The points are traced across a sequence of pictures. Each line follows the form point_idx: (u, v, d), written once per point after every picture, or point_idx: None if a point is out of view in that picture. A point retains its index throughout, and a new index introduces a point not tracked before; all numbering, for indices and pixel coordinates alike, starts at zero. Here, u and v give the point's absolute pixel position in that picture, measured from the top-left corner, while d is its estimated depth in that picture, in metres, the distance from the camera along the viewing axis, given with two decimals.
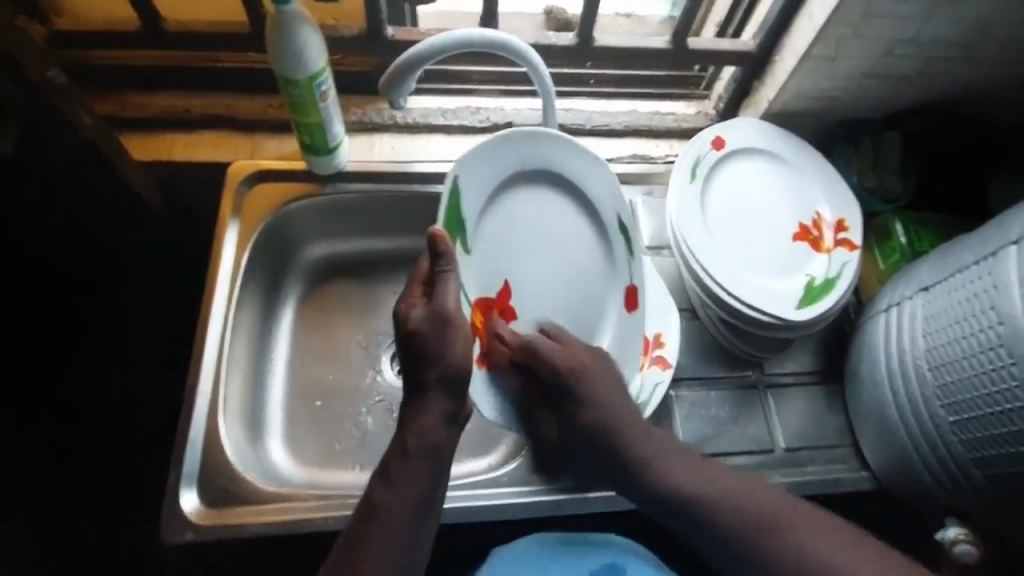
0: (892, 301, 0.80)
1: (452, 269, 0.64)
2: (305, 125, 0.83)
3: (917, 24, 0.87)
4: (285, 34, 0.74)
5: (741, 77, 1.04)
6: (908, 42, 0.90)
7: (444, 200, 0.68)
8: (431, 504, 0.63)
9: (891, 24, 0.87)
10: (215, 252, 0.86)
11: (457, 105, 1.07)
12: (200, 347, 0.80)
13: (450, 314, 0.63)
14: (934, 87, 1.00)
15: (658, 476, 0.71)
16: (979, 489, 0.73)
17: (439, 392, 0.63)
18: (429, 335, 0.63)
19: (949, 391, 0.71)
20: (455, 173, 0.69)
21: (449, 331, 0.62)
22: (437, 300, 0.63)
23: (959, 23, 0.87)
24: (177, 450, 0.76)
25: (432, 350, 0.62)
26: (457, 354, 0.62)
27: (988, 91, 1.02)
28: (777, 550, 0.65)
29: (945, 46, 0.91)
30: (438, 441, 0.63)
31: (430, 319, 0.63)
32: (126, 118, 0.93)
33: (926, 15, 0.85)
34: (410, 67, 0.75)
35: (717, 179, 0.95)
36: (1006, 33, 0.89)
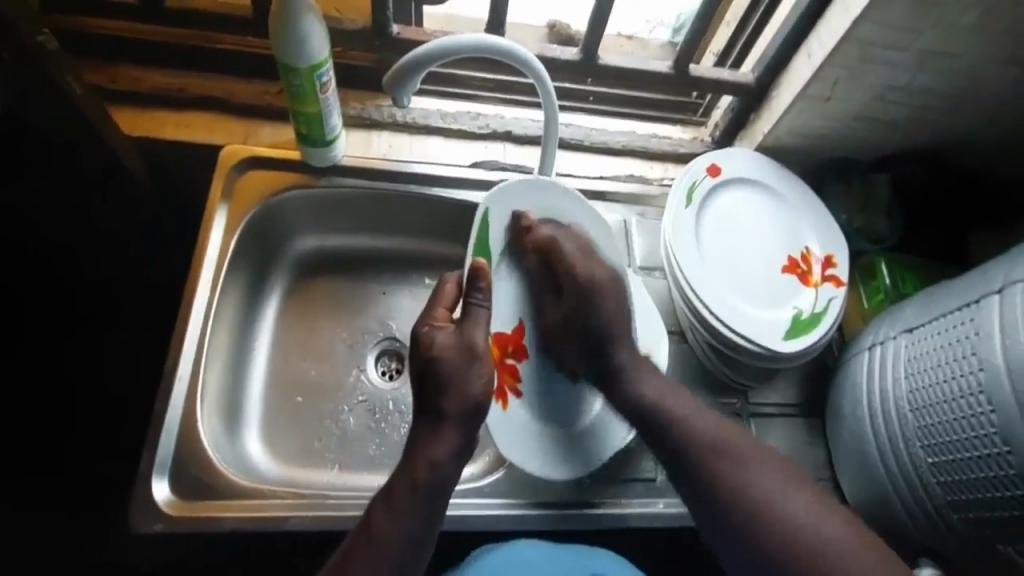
0: (877, 340, 0.81)
1: (486, 304, 0.66)
2: (303, 115, 0.81)
3: (910, 73, 0.90)
4: (289, 20, 0.72)
5: (739, 108, 1.06)
6: (900, 89, 0.93)
7: (473, 229, 0.74)
8: (428, 535, 0.64)
9: (885, 70, 0.90)
10: (202, 236, 0.83)
11: (456, 109, 1.07)
12: (180, 332, 0.77)
13: (478, 349, 0.64)
14: (919, 134, 1.04)
15: (624, 385, 0.77)
16: (953, 530, 0.74)
17: (452, 423, 0.64)
18: (453, 366, 0.63)
19: (929, 433, 0.72)
20: (484, 205, 0.75)
21: (474, 365, 0.64)
22: (466, 332, 0.65)
23: (948, 75, 0.90)
24: (151, 436, 0.73)
25: (455, 380, 0.63)
26: (476, 392, 0.64)
27: (971, 143, 1.06)
28: (718, 474, 0.69)
29: (933, 95, 0.94)
30: (445, 477, 0.64)
31: (455, 348, 0.64)
32: (115, 90, 0.89)
33: (917, 65, 0.88)
34: (415, 67, 0.74)
35: (713, 206, 0.96)
36: (989, 89, 0.93)
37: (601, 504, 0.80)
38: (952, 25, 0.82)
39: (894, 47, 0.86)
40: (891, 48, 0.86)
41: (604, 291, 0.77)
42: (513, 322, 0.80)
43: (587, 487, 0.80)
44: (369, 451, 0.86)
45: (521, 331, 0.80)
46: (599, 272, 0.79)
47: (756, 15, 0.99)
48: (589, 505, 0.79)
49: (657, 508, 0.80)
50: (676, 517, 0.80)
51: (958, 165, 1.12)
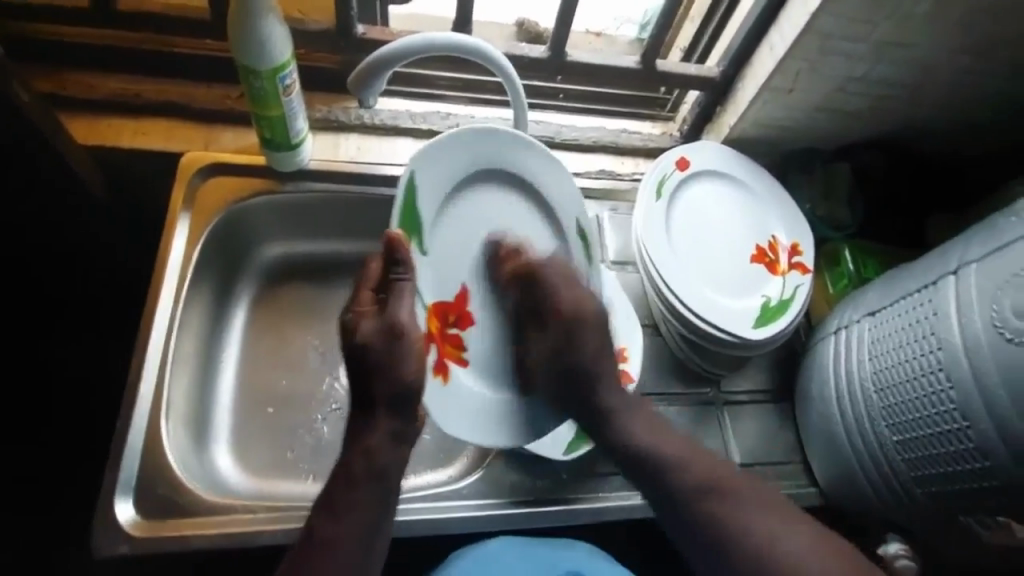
0: (842, 324, 0.84)
1: (408, 278, 0.63)
2: (266, 118, 0.79)
3: (866, 64, 0.93)
4: (248, 21, 0.70)
5: (705, 102, 1.08)
6: (858, 80, 0.96)
7: (398, 195, 0.66)
8: (383, 524, 0.64)
9: (843, 62, 0.92)
10: (164, 246, 0.81)
11: (426, 109, 1.06)
12: (141, 345, 0.75)
13: (402, 329, 0.62)
14: (878, 123, 1.07)
15: (618, 429, 0.74)
16: (917, 505, 0.77)
17: (385, 407, 0.65)
18: (380, 349, 0.62)
19: (893, 412, 0.75)
20: (409, 170, 0.67)
21: (399, 343, 0.62)
22: (389, 310, 0.62)
23: (903, 65, 0.93)
24: (113, 456, 0.70)
25: (382, 363, 0.62)
26: (409, 369, 0.63)
27: (927, 130, 1.10)
28: (716, 519, 0.67)
29: (890, 85, 0.97)
30: (383, 464, 0.64)
31: (382, 331, 0.63)
32: (66, 97, 0.86)
33: (874, 57, 0.91)
34: (381, 67, 0.74)
35: (683, 198, 0.97)
36: (943, 78, 0.97)
37: (581, 498, 0.80)
38: (904, 18, 0.84)
39: (850, 39, 0.88)
40: (848, 40, 0.88)
41: (590, 329, 0.75)
42: (456, 287, 0.72)
43: (564, 484, 0.81)
44: None
45: (464, 296, 0.72)
46: (586, 303, 0.75)
47: (719, 10, 1.01)
48: (569, 499, 0.80)
49: (636, 500, 0.81)
50: (654, 508, 0.81)
51: (916, 153, 1.15)
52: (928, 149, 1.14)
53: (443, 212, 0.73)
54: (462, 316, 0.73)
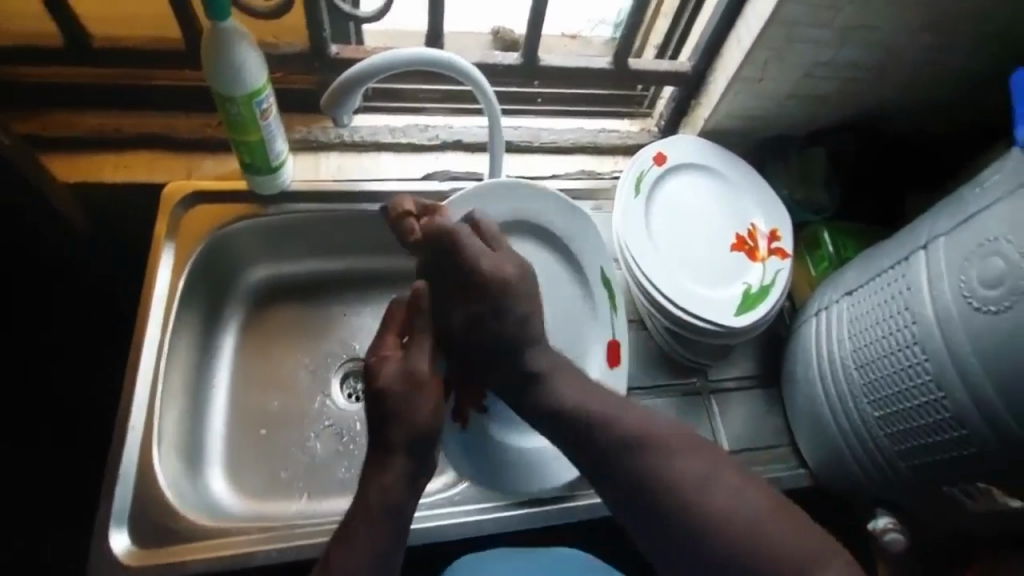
0: (822, 305, 0.85)
1: (427, 331, 0.70)
2: (245, 143, 0.81)
3: (832, 49, 0.94)
4: (221, 50, 0.72)
5: (679, 97, 1.10)
6: (826, 64, 0.97)
7: (435, 243, 0.78)
8: (392, 563, 0.64)
9: (809, 48, 0.94)
10: (149, 276, 0.82)
11: (405, 123, 1.08)
12: (132, 375, 0.76)
13: (421, 376, 0.68)
14: (850, 106, 1.09)
15: (609, 454, 0.68)
16: (901, 479, 0.78)
17: (401, 451, 0.66)
18: (398, 395, 0.66)
19: (874, 388, 0.76)
20: (447, 217, 0.79)
21: (418, 393, 0.67)
22: (408, 358, 0.68)
23: (868, 48, 0.95)
24: (106, 487, 0.71)
25: (398, 409, 0.66)
26: (423, 417, 0.67)
27: (898, 111, 1.12)
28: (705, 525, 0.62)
29: (858, 68, 0.99)
30: (399, 502, 0.65)
31: (401, 377, 0.67)
32: (47, 137, 0.88)
33: (839, 40, 0.93)
34: (353, 85, 0.75)
35: (661, 193, 0.99)
36: (908, 57, 0.99)
37: (576, 496, 0.81)
38: (865, 1, 0.86)
39: (814, 25, 0.90)
40: (813, 27, 0.90)
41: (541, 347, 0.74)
42: None
43: (556, 485, 0.82)
44: (340, 474, 0.86)
45: None
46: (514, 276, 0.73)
47: (688, 6, 1.03)
48: (565, 498, 0.81)
49: None
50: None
51: (889, 133, 1.17)
52: (900, 129, 1.16)
53: None
54: None
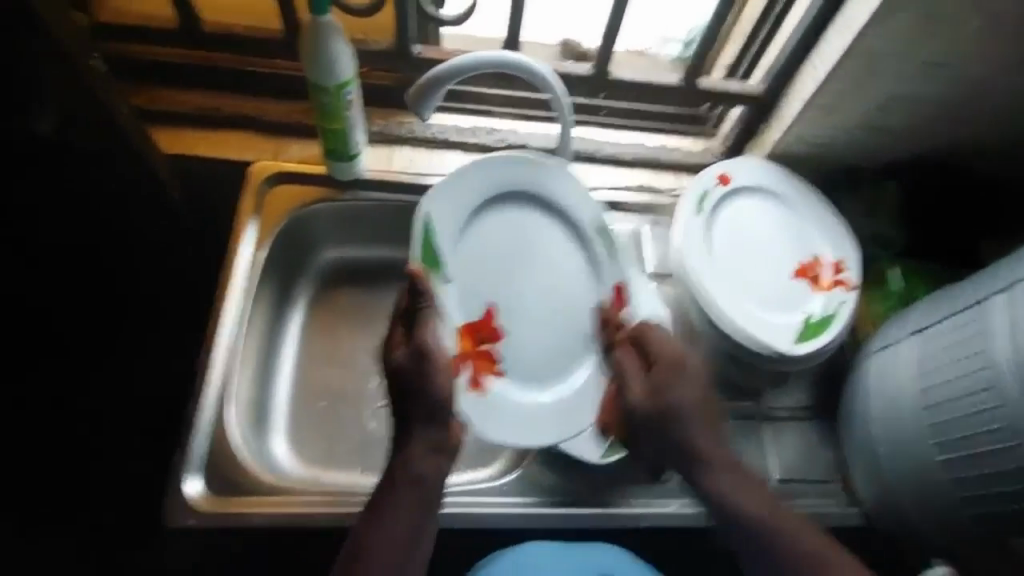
0: (886, 341, 0.83)
1: (430, 304, 0.70)
2: (331, 130, 0.86)
3: (916, 81, 0.92)
4: (319, 42, 0.77)
5: (748, 119, 1.09)
6: (908, 97, 0.95)
7: (415, 234, 0.76)
8: (425, 532, 0.67)
9: (892, 79, 0.92)
10: (234, 246, 0.88)
11: (475, 125, 1.11)
12: (212, 337, 0.82)
13: (429, 350, 0.68)
14: (928, 141, 1.06)
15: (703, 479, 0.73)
16: (965, 529, 0.74)
17: (420, 423, 0.69)
18: (412, 374, 0.68)
19: (938, 431, 0.73)
20: (425, 210, 0.77)
21: (429, 366, 0.68)
22: (416, 335, 0.69)
23: (955, 82, 0.92)
24: (185, 437, 0.76)
25: (415, 385, 0.68)
26: (439, 385, 0.68)
27: (979, 149, 1.08)
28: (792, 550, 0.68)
29: (941, 103, 0.96)
30: (427, 475, 0.68)
31: (412, 354, 0.69)
32: (155, 112, 0.95)
33: (924, 72, 0.90)
34: (435, 84, 0.79)
35: (725, 212, 0.98)
36: (997, 95, 0.95)
37: (621, 502, 0.82)
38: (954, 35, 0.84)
39: (899, 57, 0.88)
40: (898, 57, 0.88)
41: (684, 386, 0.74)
42: (482, 307, 0.80)
43: (600, 492, 0.82)
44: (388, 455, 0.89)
45: (489, 315, 0.79)
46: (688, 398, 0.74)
47: (764, 30, 1.02)
48: (611, 504, 0.81)
49: (672, 509, 0.82)
50: (691, 517, 0.81)
51: (967, 172, 1.13)
52: (979, 168, 1.12)
53: (467, 244, 0.81)
54: (491, 333, 0.79)
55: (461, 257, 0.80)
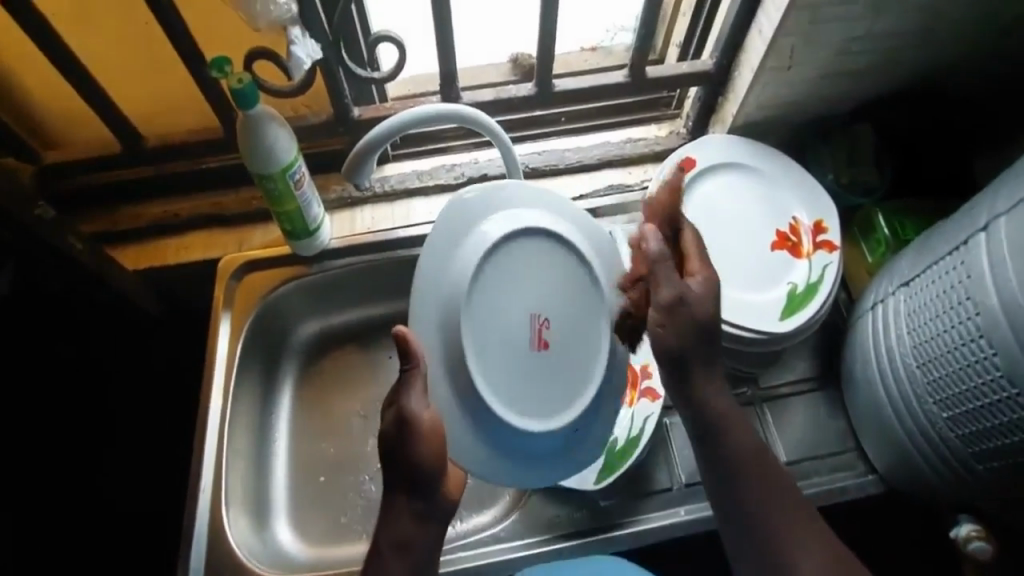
0: (878, 299, 0.80)
1: (416, 370, 0.63)
2: (284, 214, 0.88)
3: (868, 21, 0.88)
4: (253, 136, 0.79)
5: (705, 95, 1.07)
6: (864, 38, 0.91)
7: None
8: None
9: (840, 26, 0.88)
10: (211, 340, 0.90)
11: (433, 165, 1.13)
12: (201, 432, 0.85)
13: (412, 418, 0.63)
14: (900, 74, 1.01)
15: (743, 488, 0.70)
16: (980, 483, 0.72)
17: (407, 490, 0.66)
18: (395, 440, 0.64)
19: (938, 388, 0.71)
20: None
21: (411, 437, 0.63)
22: (401, 402, 0.63)
23: (909, 15, 0.88)
24: (184, 545, 0.80)
25: (399, 451, 0.64)
26: (420, 456, 0.64)
27: (960, 69, 1.02)
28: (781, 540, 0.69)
29: (901, 35, 0.92)
30: (409, 538, 0.67)
31: (397, 422, 0.64)
32: (118, 233, 1.00)
33: (875, 11, 0.86)
34: (368, 151, 0.80)
35: (690, 200, 0.97)
36: (962, 14, 0.90)
37: (621, 522, 0.83)
38: None
39: (842, 3, 0.84)
40: (840, 6, 0.84)
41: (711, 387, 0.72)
42: None
43: (596, 517, 0.83)
44: None
45: None
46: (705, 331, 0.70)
47: (706, 4, 0.99)
48: (612, 527, 0.82)
49: (681, 516, 0.83)
50: (699, 521, 0.82)
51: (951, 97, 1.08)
52: (964, 91, 1.06)
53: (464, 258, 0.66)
54: None
55: (497, 259, 0.66)
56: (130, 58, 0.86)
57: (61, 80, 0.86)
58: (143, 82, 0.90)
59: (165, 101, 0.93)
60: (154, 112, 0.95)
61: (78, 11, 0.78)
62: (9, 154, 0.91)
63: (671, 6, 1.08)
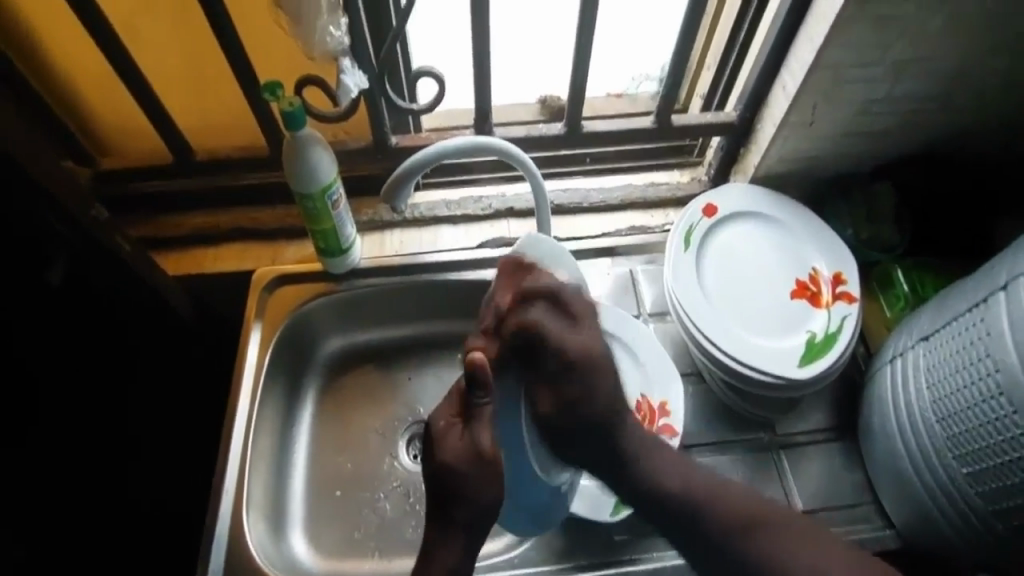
0: (896, 352, 0.81)
1: (490, 402, 0.66)
2: (320, 231, 0.92)
3: (888, 84, 0.92)
4: (299, 158, 0.84)
5: (727, 145, 1.11)
6: (883, 99, 0.95)
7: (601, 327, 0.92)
8: None
9: (861, 86, 0.92)
10: (242, 347, 0.94)
11: (462, 196, 1.17)
12: (226, 435, 0.87)
13: (484, 450, 0.65)
14: (918, 136, 1.04)
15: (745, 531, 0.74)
16: (1001, 541, 0.72)
17: (459, 533, 0.67)
18: (461, 471, 0.65)
19: (958, 443, 0.72)
20: None
21: (480, 470, 0.65)
22: (472, 434, 0.66)
23: (927, 80, 0.92)
24: (205, 546, 0.82)
25: (460, 484, 0.65)
26: (482, 493, 0.65)
27: (976, 134, 1.05)
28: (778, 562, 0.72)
29: (920, 99, 0.96)
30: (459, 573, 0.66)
31: (467, 453, 0.65)
32: (163, 239, 1.05)
33: (894, 74, 0.91)
34: (407, 177, 0.84)
35: (711, 243, 1.00)
36: (976, 82, 0.94)
37: (635, 559, 0.82)
38: (918, 34, 0.84)
39: (863, 65, 0.89)
40: (860, 67, 0.89)
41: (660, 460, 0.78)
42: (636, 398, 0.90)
43: (609, 553, 0.83)
44: (406, 533, 0.92)
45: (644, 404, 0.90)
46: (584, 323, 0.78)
47: (730, 59, 1.05)
48: (625, 563, 0.82)
49: None
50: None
51: (967, 159, 1.10)
52: (980, 154, 1.09)
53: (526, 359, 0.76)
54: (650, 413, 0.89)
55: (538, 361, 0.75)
56: (189, 75, 0.92)
57: (122, 91, 0.93)
58: (199, 102, 0.97)
59: (218, 120, 1.00)
60: (207, 130, 1.01)
61: (153, 33, 0.86)
62: (71, 157, 0.97)
63: (696, 60, 1.13)
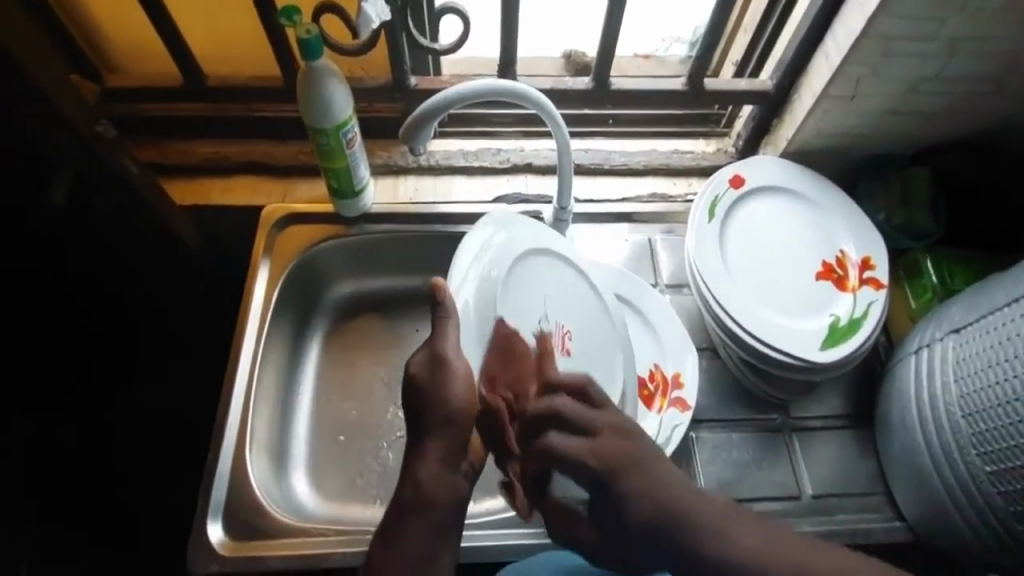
0: (922, 343, 0.79)
1: (450, 315, 0.61)
2: (332, 170, 0.87)
3: (940, 62, 0.86)
4: (315, 90, 0.79)
5: (760, 116, 1.05)
6: (933, 78, 0.89)
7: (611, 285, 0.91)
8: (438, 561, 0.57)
9: (911, 62, 0.86)
10: (247, 289, 0.91)
11: (479, 147, 1.11)
12: (230, 371, 0.86)
13: (448, 357, 0.59)
14: (964, 121, 0.98)
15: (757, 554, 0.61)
16: (1020, 543, 0.71)
17: (438, 437, 0.58)
18: (427, 382, 0.59)
19: (984, 440, 0.71)
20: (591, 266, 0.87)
21: (445, 375, 0.59)
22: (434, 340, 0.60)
23: (984, 61, 0.86)
24: (205, 482, 0.81)
25: (429, 393, 0.59)
26: (454, 399, 0.58)
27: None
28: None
29: (973, 81, 0.89)
30: (436, 496, 0.57)
31: (428, 362, 0.60)
32: (170, 165, 1.00)
33: (949, 51, 0.84)
34: (427, 119, 0.78)
35: (737, 217, 0.95)
36: None
37: None
38: (980, 9, 0.78)
39: (917, 39, 0.82)
40: (912, 41, 0.82)
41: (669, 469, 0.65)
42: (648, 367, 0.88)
43: None
44: None
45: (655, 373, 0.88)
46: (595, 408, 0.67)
47: (771, 24, 0.97)
48: None
49: None
50: None
51: (1012, 149, 1.04)
52: None
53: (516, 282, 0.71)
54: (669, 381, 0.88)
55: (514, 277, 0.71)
56: None
57: (132, 5, 0.86)
58: (212, 26, 0.90)
59: (227, 45, 0.93)
60: (220, 57, 0.95)
61: None
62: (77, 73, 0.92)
63: (732, 23, 1.05)
